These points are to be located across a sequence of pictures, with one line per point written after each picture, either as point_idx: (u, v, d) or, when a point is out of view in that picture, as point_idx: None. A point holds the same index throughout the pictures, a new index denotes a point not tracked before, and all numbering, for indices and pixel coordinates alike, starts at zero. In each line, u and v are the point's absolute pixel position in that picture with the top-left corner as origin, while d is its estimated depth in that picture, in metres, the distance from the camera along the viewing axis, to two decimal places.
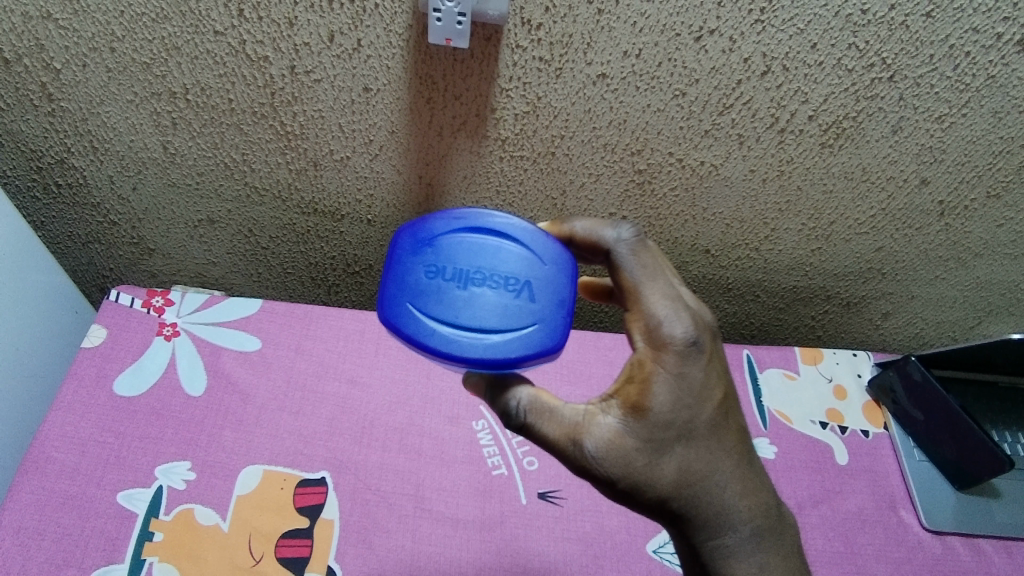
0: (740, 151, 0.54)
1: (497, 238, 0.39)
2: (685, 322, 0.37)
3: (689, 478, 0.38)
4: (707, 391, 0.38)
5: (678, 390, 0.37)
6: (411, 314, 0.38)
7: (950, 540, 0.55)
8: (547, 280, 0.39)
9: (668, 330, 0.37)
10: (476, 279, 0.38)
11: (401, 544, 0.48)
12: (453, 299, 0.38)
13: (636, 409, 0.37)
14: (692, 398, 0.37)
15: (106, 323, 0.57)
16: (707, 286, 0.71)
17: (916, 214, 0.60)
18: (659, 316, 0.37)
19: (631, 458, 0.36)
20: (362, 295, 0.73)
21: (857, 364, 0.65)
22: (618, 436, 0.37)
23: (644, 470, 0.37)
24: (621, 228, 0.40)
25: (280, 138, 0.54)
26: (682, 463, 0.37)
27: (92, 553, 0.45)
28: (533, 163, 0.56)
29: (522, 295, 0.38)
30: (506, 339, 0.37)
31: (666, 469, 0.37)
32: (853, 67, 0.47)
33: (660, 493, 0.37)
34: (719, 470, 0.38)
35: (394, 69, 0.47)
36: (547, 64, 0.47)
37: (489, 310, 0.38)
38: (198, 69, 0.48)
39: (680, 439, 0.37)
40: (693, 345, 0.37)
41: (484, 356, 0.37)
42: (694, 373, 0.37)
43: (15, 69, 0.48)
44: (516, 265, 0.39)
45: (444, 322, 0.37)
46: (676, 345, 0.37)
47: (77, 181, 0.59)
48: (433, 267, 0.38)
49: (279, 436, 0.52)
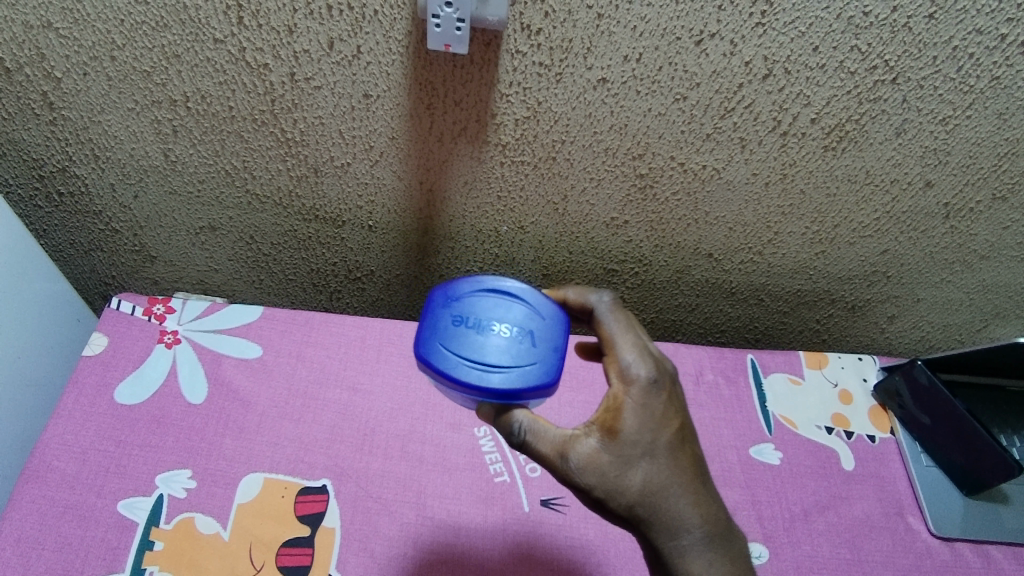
0: (742, 154, 0.54)
1: (515, 297, 0.40)
2: (650, 364, 0.39)
3: (656, 489, 0.38)
4: (671, 421, 0.39)
5: (646, 419, 0.38)
6: (437, 350, 0.38)
7: (958, 546, 0.54)
8: (554, 333, 0.40)
9: (630, 371, 0.38)
10: (493, 326, 0.39)
11: (402, 552, 0.48)
12: (473, 339, 0.38)
13: (607, 432, 0.38)
14: (656, 426, 0.38)
15: (107, 331, 0.57)
16: (710, 290, 0.70)
17: (921, 217, 0.59)
18: (623, 359, 0.39)
19: (605, 470, 0.37)
20: (364, 301, 0.73)
21: (862, 368, 0.64)
22: (595, 451, 0.37)
23: (615, 479, 0.37)
24: (603, 293, 0.42)
25: (280, 145, 0.54)
26: (649, 476, 0.37)
27: (92, 562, 0.45)
28: (534, 169, 0.56)
29: (531, 342, 0.39)
30: (518, 377, 0.38)
31: (634, 480, 0.37)
32: (855, 70, 0.47)
33: (628, 500, 0.37)
34: (685, 483, 0.38)
35: (394, 76, 0.47)
36: (547, 69, 0.47)
37: (504, 352, 0.38)
38: (198, 77, 0.48)
39: (645, 455, 0.37)
40: (656, 386, 0.38)
41: (502, 385, 0.37)
42: (656, 408, 0.38)
43: (16, 78, 0.49)
44: (525, 319, 0.40)
45: (465, 358, 0.38)
46: (638, 383, 0.38)
47: (79, 190, 0.59)
48: (456, 314, 0.39)
49: (280, 444, 0.52)
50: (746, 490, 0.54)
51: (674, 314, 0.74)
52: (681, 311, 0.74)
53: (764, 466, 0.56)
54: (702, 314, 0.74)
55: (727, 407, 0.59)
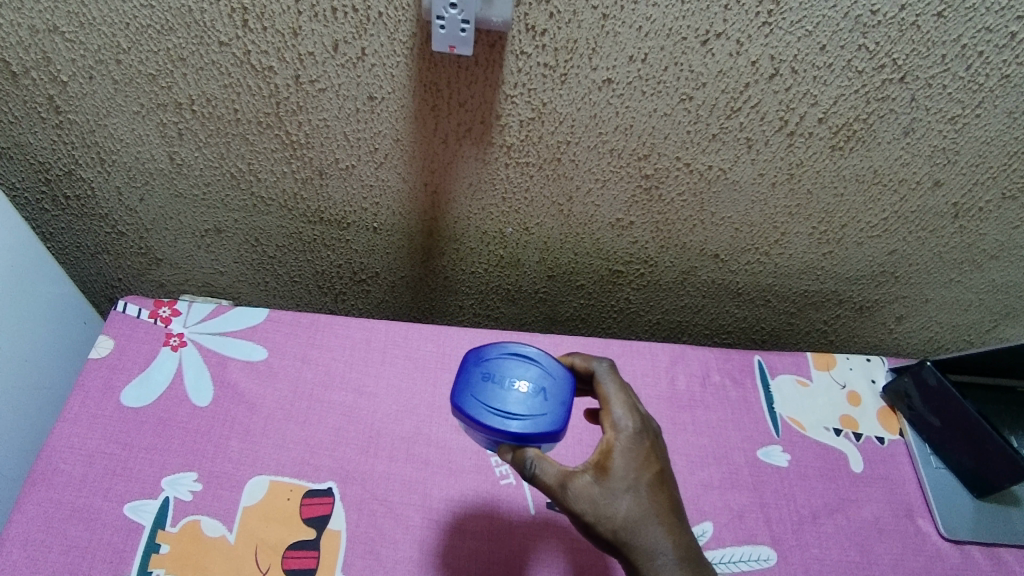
0: (748, 154, 0.54)
1: (533, 359, 0.42)
2: (637, 418, 0.42)
3: (640, 517, 0.38)
4: (655, 467, 0.41)
5: (632, 462, 0.40)
6: (462, 398, 0.40)
7: (969, 549, 0.53)
8: (566, 391, 0.42)
9: (617, 423, 0.41)
10: (513, 382, 0.41)
11: (408, 555, 0.47)
12: (495, 391, 0.40)
13: (597, 469, 0.39)
14: (641, 468, 0.40)
15: (113, 334, 0.56)
16: (716, 291, 0.70)
17: (929, 216, 0.59)
18: (612, 412, 0.42)
19: (595, 498, 0.38)
20: (368, 303, 0.73)
21: (870, 369, 0.63)
22: (587, 481, 0.39)
23: (603, 506, 0.38)
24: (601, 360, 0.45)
25: (285, 147, 0.54)
26: (634, 505, 0.39)
27: (98, 566, 0.44)
28: (539, 170, 0.55)
29: (547, 396, 0.41)
30: (533, 426, 0.39)
31: (620, 507, 0.38)
32: (863, 69, 0.47)
33: (613, 525, 0.38)
34: (668, 516, 0.39)
35: (399, 77, 0.47)
36: (551, 70, 0.46)
37: (521, 404, 0.40)
38: (204, 80, 0.49)
39: (630, 488, 0.39)
40: (641, 436, 0.41)
41: (521, 432, 0.39)
42: (641, 454, 0.40)
43: (22, 82, 0.49)
44: (541, 378, 0.41)
45: (488, 407, 0.40)
46: (625, 432, 0.41)
47: (85, 193, 0.59)
48: (482, 367, 0.41)
49: (286, 446, 0.51)
50: (756, 492, 0.53)
51: (680, 315, 0.74)
52: (687, 311, 0.73)
53: (772, 468, 0.55)
54: (708, 315, 0.74)
55: (734, 410, 0.58)
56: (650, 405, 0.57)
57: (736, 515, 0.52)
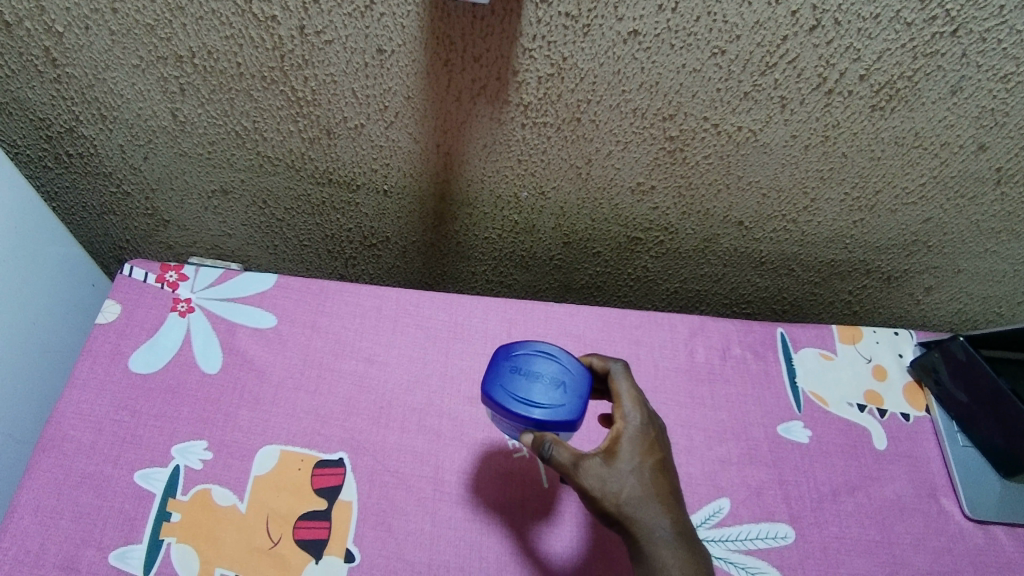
0: (781, 114, 0.50)
1: (556, 355, 0.42)
2: (645, 412, 0.42)
3: (645, 495, 0.38)
4: (660, 456, 0.40)
5: (639, 448, 0.40)
6: (489, 386, 0.40)
7: (993, 529, 0.51)
8: (587, 385, 0.41)
9: (625, 414, 0.41)
10: (537, 374, 0.41)
11: (420, 527, 0.47)
12: (521, 381, 0.40)
13: (605, 451, 0.39)
14: (646, 455, 0.40)
15: (119, 298, 0.55)
16: (738, 260, 0.67)
17: (970, 182, 0.55)
18: (620, 404, 0.42)
19: (601, 474, 0.38)
20: (379, 268, 0.71)
21: (897, 343, 0.61)
22: (594, 459, 0.39)
23: (610, 483, 0.38)
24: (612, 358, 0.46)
25: (291, 104, 0.51)
26: (637, 483, 0.38)
27: (110, 533, 0.44)
28: (557, 131, 0.52)
29: (568, 389, 0.40)
30: (553, 415, 0.39)
31: (625, 484, 0.38)
32: (913, 20, 0.42)
33: (617, 502, 0.37)
34: (671, 500, 0.39)
35: (409, 28, 0.44)
36: (573, 21, 0.43)
37: (542, 394, 0.40)
38: (203, 31, 0.46)
39: (635, 471, 0.39)
40: (649, 428, 0.41)
41: (542, 419, 0.39)
42: (648, 442, 0.40)
43: (16, 33, 0.46)
44: (563, 372, 0.41)
45: (513, 395, 0.40)
46: (633, 422, 0.41)
47: (88, 150, 0.57)
48: (510, 361, 0.41)
49: (296, 416, 0.51)
50: (774, 469, 0.52)
51: (699, 284, 0.72)
52: (706, 281, 0.71)
53: (792, 444, 0.54)
54: (728, 284, 0.71)
55: (755, 384, 0.57)
56: (668, 379, 0.56)
57: (754, 491, 0.51)
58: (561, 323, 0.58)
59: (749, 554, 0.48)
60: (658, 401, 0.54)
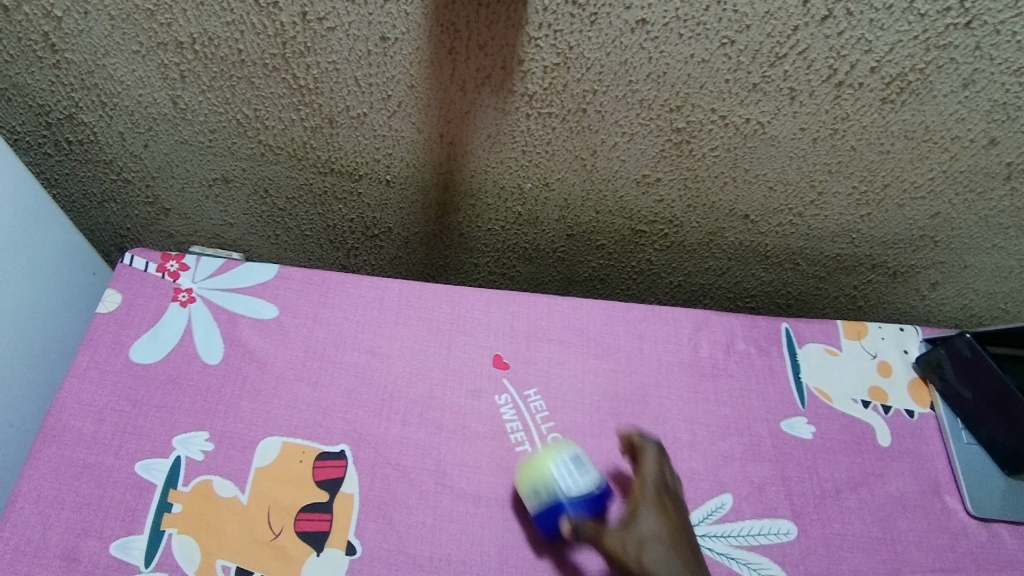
0: (790, 107, 0.49)
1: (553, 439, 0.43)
2: (661, 481, 0.46)
3: (661, 550, 0.42)
4: (675, 516, 0.44)
5: (655, 513, 0.44)
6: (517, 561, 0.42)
7: (996, 527, 0.51)
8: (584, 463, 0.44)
9: (643, 486, 0.45)
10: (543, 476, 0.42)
11: (422, 520, 0.47)
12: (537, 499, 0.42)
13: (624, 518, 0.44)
14: (661, 517, 0.44)
15: (120, 288, 0.55)
16: (743, 254, 0.67)
17: (980, 176, 0.54)
18: (640, 479, 0.46)
19: (621, 536, 0.43)
20: (381, 259, 0.71)
21: (903, 339, 0.60)
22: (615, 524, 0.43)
23: (629, 542, 0.42)
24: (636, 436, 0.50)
25: (293, 92, 0.51)
26: (657, 542, 0.42)
27: (111, 524, 0.44)
28: (562, 122, 0.52)
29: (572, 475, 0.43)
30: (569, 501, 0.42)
31: (643, 543, 0.42)
32: (926, 11, 0.42)
33: (636, 558, 0.42)
34: (689, 552, 0.42)
35: (413, 15, 0.44)
36: (580, 9, 0.42)
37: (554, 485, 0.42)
38: (204, 16, 0.45)
39: (652, 534, 0.43)
40: (666, 496, 0.45)
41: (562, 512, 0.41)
42: (663, 504, 0.44)
43: (15, 18, 0.46)
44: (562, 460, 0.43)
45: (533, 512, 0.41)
46: (650, 492, 0.45)
47: (88, 137, 0.56)
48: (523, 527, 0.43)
49: (297, 408, 0.50)
50: (777, 465, 0.52)
51: (703, 277, 0.71)
52: (710, 274, 0.70)
53: (795, 440, 0.53)
54: (732, 278, 0.71)
55: (759, 380, 0.56)
56: (671, 374, 0.55)
57: (757, 487, 0.50)
58: (565, 316, 0.58)
59: (751, 549, 0.47)
60: (662, 395, 0.54)
